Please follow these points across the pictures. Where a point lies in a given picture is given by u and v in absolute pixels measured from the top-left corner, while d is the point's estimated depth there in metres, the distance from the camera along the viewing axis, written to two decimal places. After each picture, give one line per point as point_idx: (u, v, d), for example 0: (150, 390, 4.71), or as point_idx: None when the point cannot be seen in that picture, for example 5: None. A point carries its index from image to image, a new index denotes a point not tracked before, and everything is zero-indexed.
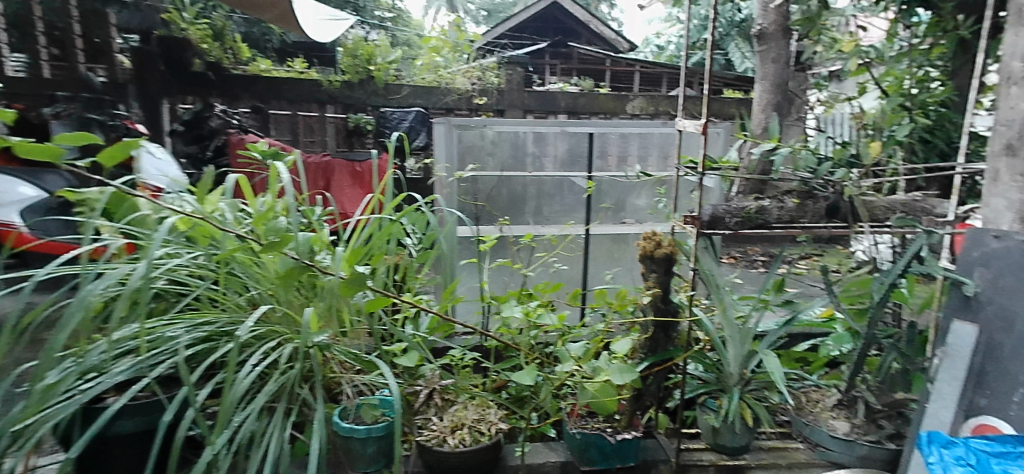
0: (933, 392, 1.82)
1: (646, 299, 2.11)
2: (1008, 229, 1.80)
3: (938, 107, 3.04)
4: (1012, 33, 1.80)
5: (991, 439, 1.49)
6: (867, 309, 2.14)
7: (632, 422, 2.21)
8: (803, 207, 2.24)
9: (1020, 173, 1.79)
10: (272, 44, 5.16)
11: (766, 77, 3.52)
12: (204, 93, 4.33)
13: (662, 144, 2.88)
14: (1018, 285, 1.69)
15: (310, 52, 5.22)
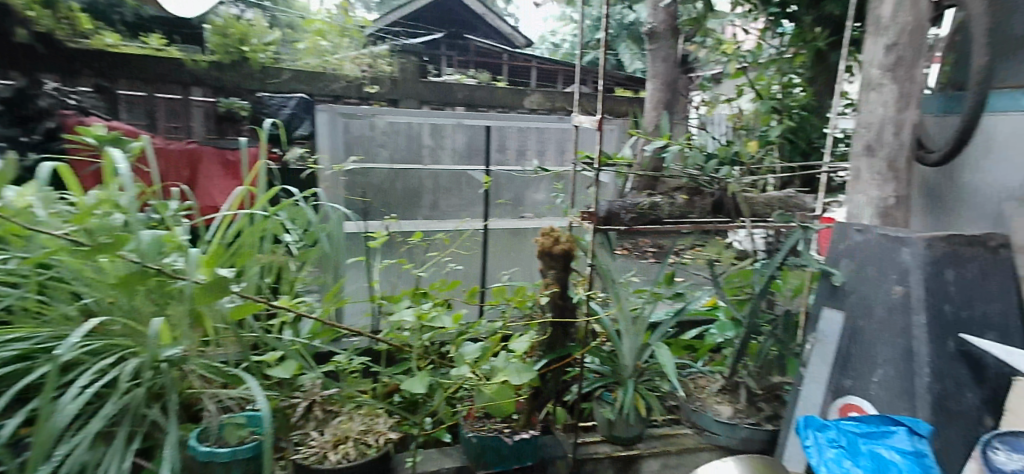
0: (807, 374, 1.99)
1: (545, 298, 2.12)
2: (870, 223, 1.97)
3: (800, 110, 3.25)
4: (871, 41, 1.94)
5: (862, 421, 1.61)
6: (748, 298, 2.25)
7: (531, 421, 2.19)
8: (691, 202, 2.38)
9: (878, 172, 1.94)
10: (119, 8, 3.09)
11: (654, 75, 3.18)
12: (31, 66, 2.88)
13: (559, 139, 2.90)
14: (877, 275, 1.83)
15: (160, 16, 3.17)
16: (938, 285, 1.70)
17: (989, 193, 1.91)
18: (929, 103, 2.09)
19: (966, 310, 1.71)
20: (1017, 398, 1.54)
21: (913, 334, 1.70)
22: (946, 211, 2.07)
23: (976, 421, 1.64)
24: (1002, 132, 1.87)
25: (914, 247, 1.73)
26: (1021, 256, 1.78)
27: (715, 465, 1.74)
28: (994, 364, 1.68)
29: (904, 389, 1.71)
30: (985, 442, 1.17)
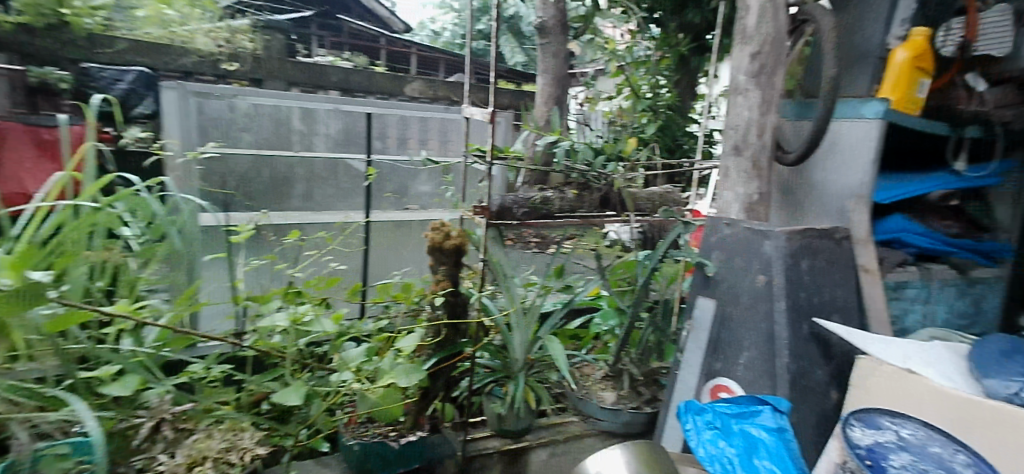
0: (683, 360, 2.09)
1: (436, 298, 2.06)
2: (736, 218, 2.12)
3: (667, 110, 3.38)
4: (738, 49, 2.08)
5: (734, 402, 1.70)
6: (632, 288, 2.36)
7: (419, 422, 2.12)
8: (580, 198, 2.47)
9: (744, 170, 2.10)
10: None
11: (546, 71, 3.11)
12: None
13: (442, 129, 2.81)
14: (744, 265, 1.96)
15: None
16: (795, 274, 1.86)
17: (833, 191, 2.14)
18: (785, 107, 2.28)
19: (817, 296, 1.89)
20: (863, 373, 1.66)
21: (775, 319, 1.84)
22: (798, 207, 2.29)
23: (824, 394, 1.82)
24: (844, 137, 2.10)
25: (776, 241, 1.87)
26: (859, 246, 2.02)
27: (601, 455, 1.68)
28: (839, 342, 1.87)
29: (765, 370, 1.87)
30: (844, 422, 1.28)
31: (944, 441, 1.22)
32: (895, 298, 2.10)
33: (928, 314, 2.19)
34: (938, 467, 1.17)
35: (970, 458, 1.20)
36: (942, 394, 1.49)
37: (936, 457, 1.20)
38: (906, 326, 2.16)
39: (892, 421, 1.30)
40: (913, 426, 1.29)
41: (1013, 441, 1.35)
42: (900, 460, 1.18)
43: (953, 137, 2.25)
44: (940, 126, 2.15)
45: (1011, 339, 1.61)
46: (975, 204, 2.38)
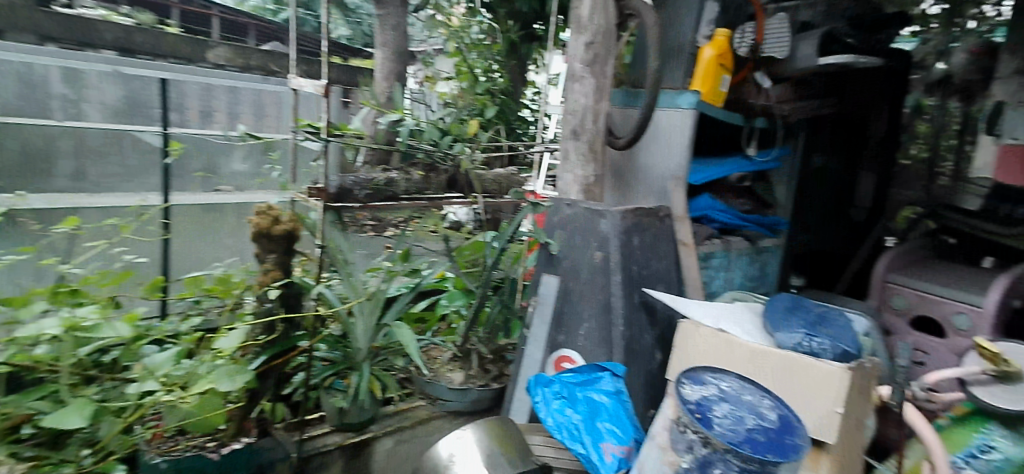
0: (530, 335, 2.15)
1: (268, 291, 1.85)
2: (575, 198, 2.23)
3: (501, 94, 3.46)
4: (574, 37, 2.16)
5: (577, 371, 1.77)
6: (481, 270, 2.39)
7: (242, 427, 1.87)
8: (427, 179, 2.53)
9: (581, 153, 2.21)
10: None
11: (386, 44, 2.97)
12: None
13: (257, 102, 2.49)
14: (583, 243, 2.08)
15: None
16: (628, 250, 2.03)
17: (656, 173, 2.39)
18: (614, 96, 2.48)
19: (645, 269, 2.10)
20: (685, 335, 1.87)
21: (611, 291, 1.99)
22: (627, 187, 2.52)
23: (652, 354, 2.04)
24: (664, 125, 2.34)
25: (612, 219, 2.02)
26: (678, 223, 2.28)
27: (454, 436, 1.49)
28: (662, 308, 2.09)
29: (602, 338, 2.01)
30: (676, 381, 1.40)
31: (755, 389, 1.39)
32: (704, 267, 2.50)
33: (730, 279, 2.64)
34: (751, 412, 1.33)
35: (773, 401, 1.39)
36: (747, 349, 1.74)
37: (749, 404, 1.36)
38: (714, 290, 2.58)
39: (713, 375, 1.46)
40: (730, 378, 1.45)
41: (800, 380, 1.63)
42: (723, 410, 1.33)
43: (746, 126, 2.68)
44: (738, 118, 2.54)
45: (790, 298, 1.99)
46: (762, 185, 2.95)
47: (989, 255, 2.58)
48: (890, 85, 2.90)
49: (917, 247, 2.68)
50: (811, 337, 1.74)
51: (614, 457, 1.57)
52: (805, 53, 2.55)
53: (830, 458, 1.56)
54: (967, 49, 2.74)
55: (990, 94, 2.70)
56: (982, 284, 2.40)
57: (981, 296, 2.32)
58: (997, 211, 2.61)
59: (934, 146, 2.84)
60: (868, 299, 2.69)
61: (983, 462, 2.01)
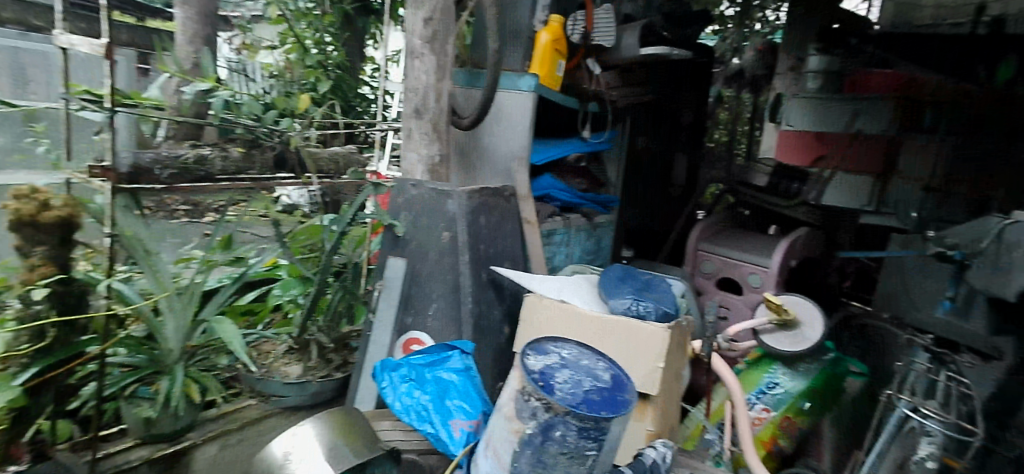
0: (376, 319, 2.05)
1: (31, 291, 1.61)
2: (420, 179, 2.17)
3: (334, 68, 3.23)
4: (410, 11, 2.08)
5: (426, 352, 1.72)
6: (317, 255, 2.26)
7: (8, 455, 1.61)
8: (250, 157, 2.37)
9: (425, 132, 2.14)
10: None
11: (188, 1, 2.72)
12: None
13: (12, 61, 1.99)
14: (430, 224, 2.04)
15: None
16: (474, 229, 2.04)
17: (499, 153, 2.43)
18: (455, 75, 2.44)
19: (491, 247, 2.13)
20: (530, 308, 1.95)
21: (459, 270, 1.99)
22: (472, 168, 2.53)
23: (499, 330, 2.09)
24: (505, 106, 2.38)
25: (459, 199, 2.00)
26: (521, 202, 2.35)
27: (290, 433, 1.39)
28: (509, 285, 2.15)
29: (451, 317, 2.00)
30: (520, 351, 1.37)
31: (592, 353, 1.45)
32: (546, 243, 2.62)
33: (570, 253, 2.80)
34: (588, 375, 1.37)
35: (607, 363, 1.46)
36: (584, 317, 1.85)
37: (586, 367, 1.41)
38: (556, 264, 2.72)
39: (555, 345, 1.48)
40: (570, 346, 1.49)
41: (630, 343, 1.77)
42: (563, 376, 1.33)
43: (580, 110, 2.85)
44: (574, 102, 2.67)
45: (621, 269, 2.18)
46: (595, 166, 3.18)
47: (772, 223, 3.17)
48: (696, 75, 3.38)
49: (723, 216, 3.13)
50: (637, 302, 1.93)
51: (463, 432, 1.53)
52: (628, 43, 2.69)
53: (655, 408, 1.73)
54: (756, 48, 3.58)
55: (772, 87, 3.61)
56: (768, 246, 2.84)
57: (768, 257, 2.74)
58: (778, 187, 3.25)
59: (733, 132, 3.75)
60: (683, 266, 3.03)
61: (770, 397, 2.40)
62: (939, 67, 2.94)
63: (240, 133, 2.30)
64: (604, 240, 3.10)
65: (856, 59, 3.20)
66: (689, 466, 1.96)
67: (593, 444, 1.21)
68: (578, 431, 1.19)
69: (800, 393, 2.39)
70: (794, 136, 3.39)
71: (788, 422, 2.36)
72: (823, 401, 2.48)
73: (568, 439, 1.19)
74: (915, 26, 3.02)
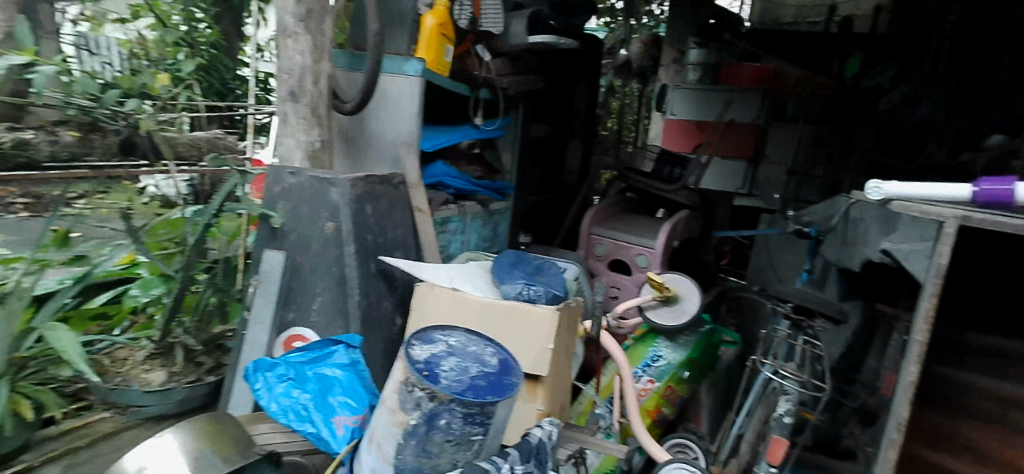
0: (252, 317, 1.91)
1: None
2: (300, 166, 2.05)
3: (208, 48, 3.38)
4: None
5: (308, 349, 1.64)
6: (178, 251, 2.05)
7: None
8: (89, 142, 2.71)
9: (303, 117, 2.02)
10: None
11: None
12: None
13: None
14: (311, 214, 1.93)
15: None
16: (360, 218, 1.96)
17: (386, 140, 2.36)
18: (337, 58, 2.32)
19: (380, 236, 2.06)
20: (421, 298, 1.92)
21: (345, 262, 1.90)
22: (358, 154, 2.44)
23: (391, 321, 2.04)
24: (391, 91, 2.31)
25: (342, 188, 1.91)
26: (412, 189, 2.31)
27: (144, 446, 1.26)
28: (401, 275, 2.09)
29: (338, 310, 1.92)
30: (404, 342, 1.34)
31: (480, 339, 1.44)
32: (441, 231, 2.60)
33: (466, 241, 2.81)
34: (475, 361, 1.37)
35: (495, 348, 1.46)
36: (476, 303, 1.86)
37: (473, 353, 1.40)
38: (451, 252, 2.71)
39: (442, 333, 1.45)
40: (458, 333, 1.47)
41: (521, 327, 1.80)
42: (449, 364, 1.32)
43: (472, 97, 2.82)
44: (464, 88, 2.64)
45: (513, 255, 2.21)
46: (490, 152, 3.16)
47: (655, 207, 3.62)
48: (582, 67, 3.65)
49: (614, 200, 3.35)
50: (528, 286, 1.99)
51: (347, 428, 1.47)
52: (516, 31, 2.74)
53: (545, 388, 1.77)
54: (643, 41, 4.20)
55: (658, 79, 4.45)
56: (653, 228, 3.04)
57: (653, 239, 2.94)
58: (660, 173, 3.76)
59: (622, 124, 4.50)
60: (577, 249, 3.13)
61: (654, 368, 2.54)
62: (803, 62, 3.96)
63: (73, 114, 2.31)
64: (501, 227, 3.13)
65: (729, 51, 4.08)
66: (579, 440, 2.05)
67: (478, 429, 1.22)
68: (462, 418, 1.20)
69: (680, 363, 2.55)
70: (677, 125, 4.33)
71: (670, 391, 2.51)
72: (700, 369, 2.68)
73: (452, 427, 1.19)
74: (781, 23, 4.43)
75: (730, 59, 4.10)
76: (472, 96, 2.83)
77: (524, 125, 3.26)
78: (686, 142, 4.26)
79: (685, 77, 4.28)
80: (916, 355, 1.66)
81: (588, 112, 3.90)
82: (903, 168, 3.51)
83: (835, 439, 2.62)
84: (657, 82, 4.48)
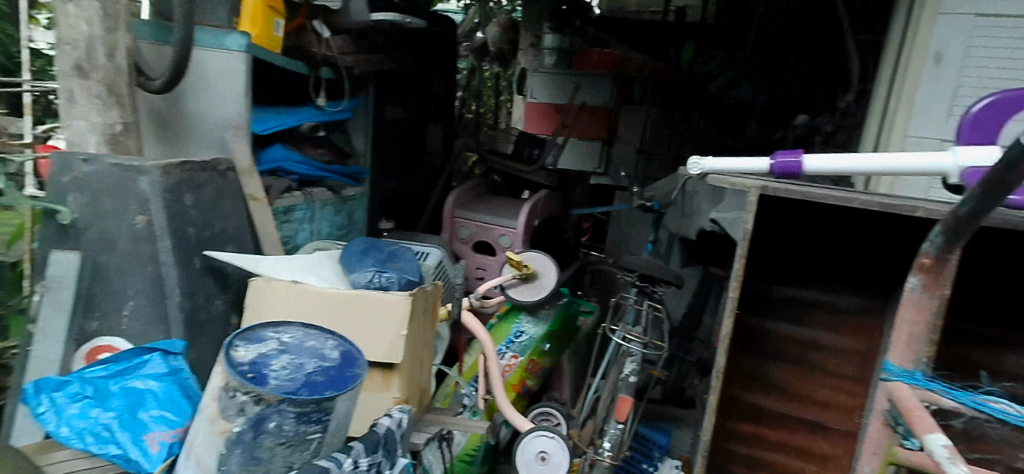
0: (38, 331, 1.60)
1: None
2: (96, 152, 1.78)
3: None
4: None
5: (111, 360, 1.45)
6: None
7: None
8: None
9: (96, 96, 1.75)
10: None
11: None
12: None
13: None
14: (115, 208, 1.69)
15: None
16: (177, 211, 1.75)
17: (208, 123, 2.13)
18: (139, 28, 2.04)
19: (206, 230, 1.86)
20: (258, 293, 1.77)
21: (160, 260, 1.69)
22: (175, 138, 2.18)
23: (226, 321, 1.87)
24: (212, 67, 2.09)
25: (152, 176, 1.69)
26: (244, 176, 2.13)
27: None
28: (234, 270, 1.92)
29: (155, 315, 1.71)
30: (226, 344, 1.22)
31: (318, 332, 1.36)
32: (286, 221, 2.43)
33: (316, 229, 2.65)
34: (313, 356, 1.29)
35: (336, 340, 1.39)
36: (320, 295, 1.75)
37: (311, 348, 1.32)
38: (298, 243, 2.55)
39: (275, 330, 1.35)
40: (293, 328, 1.37)
41: (372, 317, 1.73)
42: (281, 362, 1.23)
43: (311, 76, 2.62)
44: (300, 66, 2.46)
45: (364, 242, 2.12)
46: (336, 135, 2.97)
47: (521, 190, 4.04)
48: (443, 50, 3.74)
49: (475, 183, 3.42)
50: (379, 274, 1.92)
51: (163, 444, 1.31)
52: (358, 8, 2.58)
53: (400, 376, 1.75)
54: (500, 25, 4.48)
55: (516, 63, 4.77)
56: (514, 209, 3.14)
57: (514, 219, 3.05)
58: (522, 153, 4.11)
59: (478, 111, 4.71)
60: (441, 233, 3.16)
61: (517, 344, 2.63)
62: (646, 48, 4.44)
63: None
64: (356, 213, 3.00)
65: (581, 37, 4.26)
66: (439, 422, 2.05)
67: (316, 427, 1.16)
68: (295, 418, 1.13)
69: (541, 336, 2.65)
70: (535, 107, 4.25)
71: (533, 364, 2.61)
72: (560, 341, 2.79)
73: (284, 429, 1.12)
74: (626, 11, 4.77)
75: (581, 43, 4.26)
76: (311, 75, 2.65)
77: (376, 107, 3.15)
78: (545, 124, 4.20)
79: (543, 61, 4.30)
80: (730, 310, 1.84)
81: (445, 94, 3.94)
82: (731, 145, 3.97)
83: (680, 390, 2.92)
84: (516, 67, 4.65)
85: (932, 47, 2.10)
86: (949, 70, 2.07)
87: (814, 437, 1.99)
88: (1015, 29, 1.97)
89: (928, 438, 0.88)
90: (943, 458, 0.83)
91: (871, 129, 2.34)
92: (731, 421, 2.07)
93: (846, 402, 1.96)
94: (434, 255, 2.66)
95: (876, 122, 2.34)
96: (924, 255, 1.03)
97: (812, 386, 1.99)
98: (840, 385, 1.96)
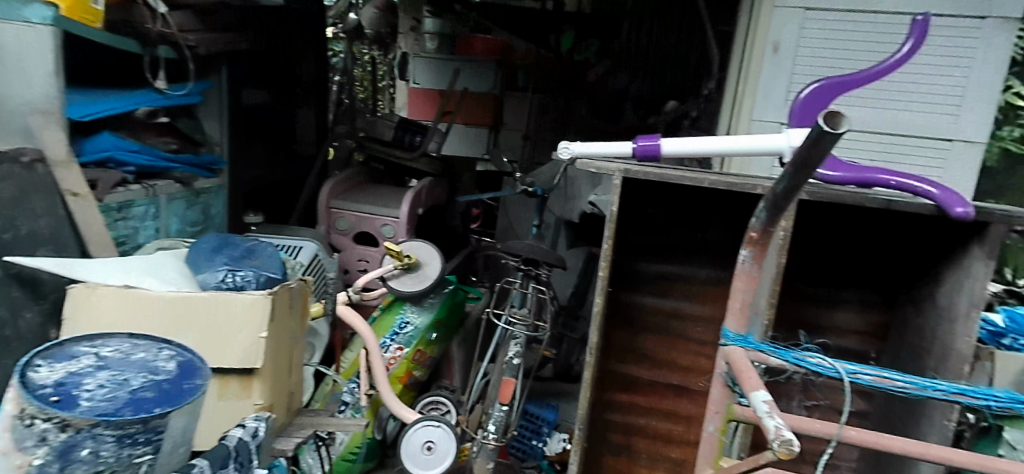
0: None
1: None
2: None
3: None
4: None
5: None
6: None
7: None
8: None
9: None
10: None
11: None
12: None
13: None
14: None
15: None
16: None
17: (6, 106, 1.82)
18: None
19: (7, 231, 1.64)
20: (80, 302, 1.55)
21: None
22: None
23: (42, 336, 1.62)
24: (7, 42, 1.78)
25: None
26: (59, 169, 1.83)
27: None
28: (50, 277, 1.67)
29: None
30: (22, 363, 1.04)
31: (149, 343, 1.21)
32: (121, 218, 2.16)
33: (162, 227, 2.38)
34: (141, 370, 1.15)
35: (173, 350, 1.25)
36: (159, 301, 1.56)
37: (140, 361, 1.17)
38: (141, 242, 2.29)
39: (93, 344, 1.18)
40: (118, 340, 1.21)
41: (223, 321, 1.59)
42: (98, 380, 1.08)
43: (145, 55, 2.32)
44: (130, 44, 2.16)
45: (218, 239, 1.92)
46: (184, 121, 2.69)
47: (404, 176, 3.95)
48: (310, 30, 3.51)
49: (353, 172, 3.27)
50: (232, 273, 1.74)
51: None
52: None
53: (262, 381, 1.63)
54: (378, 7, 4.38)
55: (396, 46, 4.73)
56: (396, 197, 3.05)
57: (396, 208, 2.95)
58: (402, 140, 3.85)
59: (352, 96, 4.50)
60: (318, 225, 2.99)
61: (402, 335, 2.55)
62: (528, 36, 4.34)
63: None
64: (213, 207, 2.75)
65: (461, 22, 4.43)
66: (312, 424, 1.94)
67: (145, 449, 1.04)
68: (115, 441, 0.99)
69: (427, 326, 2.57)
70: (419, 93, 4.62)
71: (420, 354, 2.57)
72: (448, 328, 2.75)
73: (101, 455, 0.98)
74: None
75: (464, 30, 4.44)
76: (145, 54, 2.32)
77: (230, 90, 2.90)
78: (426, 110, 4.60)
79: (423, 45, 4.63)
80: (600, 288, 1.90)
81: (315, 77, 3.70)
82: (608, 130, 3.97)
83: (568, 367, 3.01)
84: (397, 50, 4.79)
85: (770, 37, 2.27)
86: (785, 58, 2.26)
87: (681, 401, 2.13)
88: (839, 22, 2.19)
89: (752, 395, 0.95)
90: (763, 413, 0.90)
91: (722, 114, 2.47)
92: (607, 392, 2.18)
93: (706, 365, 2.11)
94: (309, 247, 2.52)
95: (726, 114, 2.45)
96: (752, 229, 1.10)
97: (678, 353, 2.13)
98: (701, 351, 2.10)
